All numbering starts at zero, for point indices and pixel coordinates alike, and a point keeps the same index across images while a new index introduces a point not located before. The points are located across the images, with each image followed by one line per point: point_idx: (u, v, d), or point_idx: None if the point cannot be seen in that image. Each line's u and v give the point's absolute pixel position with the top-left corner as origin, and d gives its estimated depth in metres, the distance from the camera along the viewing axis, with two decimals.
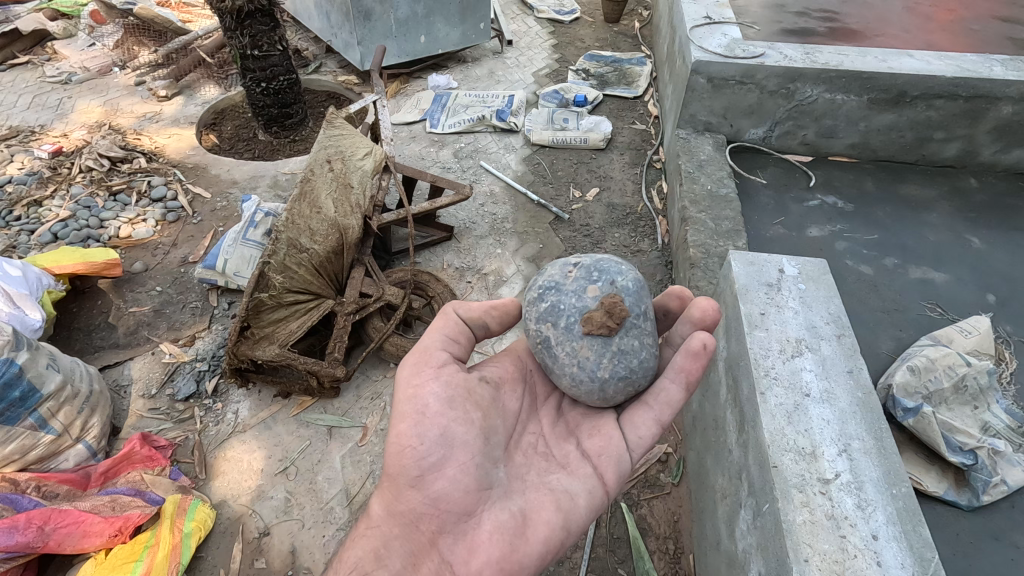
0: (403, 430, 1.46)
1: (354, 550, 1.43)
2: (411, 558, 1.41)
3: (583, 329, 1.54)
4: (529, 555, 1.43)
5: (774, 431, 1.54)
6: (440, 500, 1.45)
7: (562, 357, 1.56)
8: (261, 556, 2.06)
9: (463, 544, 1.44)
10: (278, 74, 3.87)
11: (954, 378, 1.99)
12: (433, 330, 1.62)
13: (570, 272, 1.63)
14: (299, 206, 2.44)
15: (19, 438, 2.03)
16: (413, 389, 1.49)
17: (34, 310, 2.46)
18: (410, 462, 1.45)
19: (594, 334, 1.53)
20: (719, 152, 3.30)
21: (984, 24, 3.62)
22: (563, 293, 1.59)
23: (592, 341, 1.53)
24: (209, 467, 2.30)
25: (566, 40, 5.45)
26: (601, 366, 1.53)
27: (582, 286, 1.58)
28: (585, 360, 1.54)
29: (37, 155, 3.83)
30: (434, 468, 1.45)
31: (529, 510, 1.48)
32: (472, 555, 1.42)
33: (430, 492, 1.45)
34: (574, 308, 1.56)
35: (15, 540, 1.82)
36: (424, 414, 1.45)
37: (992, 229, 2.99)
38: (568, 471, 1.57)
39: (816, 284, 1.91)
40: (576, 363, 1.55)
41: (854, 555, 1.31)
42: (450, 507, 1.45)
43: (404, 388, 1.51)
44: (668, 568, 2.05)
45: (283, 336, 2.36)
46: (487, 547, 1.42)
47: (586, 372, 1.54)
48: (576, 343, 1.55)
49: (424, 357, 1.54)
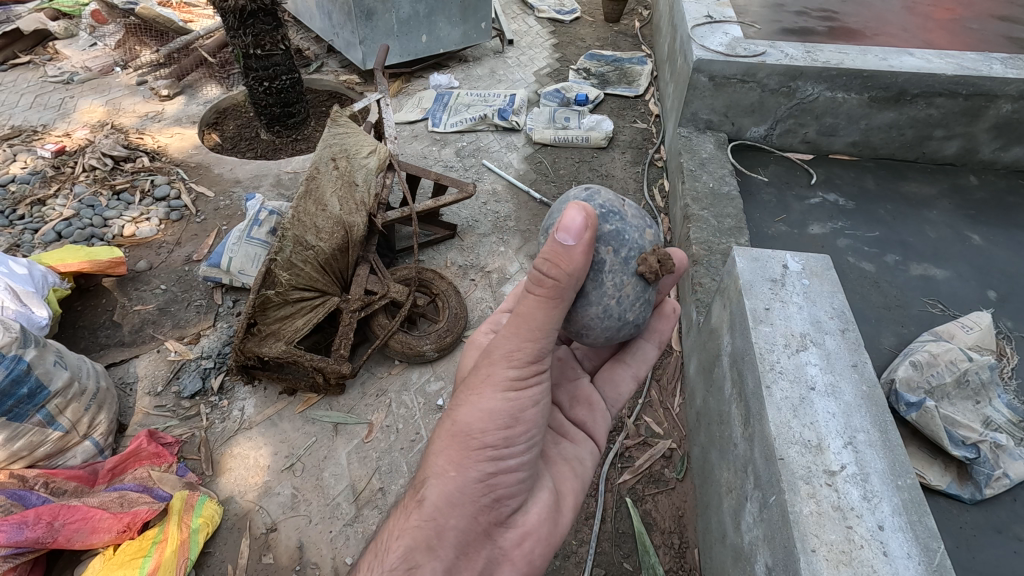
0: (486, 423, 1.28)
1: (400, 542, 1.24)
2: (465, 549, 1.27)
3: (637, 268, 1.48)
4: (565, 526, 1.48)
5: (779, 424, 1.55)
6: (506, 495, 1.33)
7: (607, 286, 1.45)
8: (269, 552, 2.08)
9: (515, 530, 1.37)
10: (281, 74, 3.88)
11: (957, 372, 2.00)
12: (551, 326, 1.30)
13: (627, 207, 1.55)
14: (304, 204, 2.45)
15: (27, 435, 2.03)
16: (518, 387, 1.32)
17: (40, 307, 2.47)
18: (486, 457, 1.29)
19: (643, 275, 1.49)
20: (721, 151, 3.32)
21: (983, 24, 3.65)
22: (626, 225, 1.49)
23: (639, 281, 1.49)
24: (216, 464, 2.31)
25: (567, 40, 5.46)
26: (633, 309, 1.50)
27: (643, 227, 1.52)
28: (626, 297, 1.48)
29: (40, 154, 3.84)
30: (508, 466, 1.32)
31: (558, 487, 1.51)
32: (525, 538, 1.38)
33: (499, 486, 1.32)
34: (635, 243, 1.49)
35: (25, 536, 1.82)
36: (518, 415, 1.32)
37: (993, 226, 3.01)
38: (573, 439, 1.64)
39: (819, 280, 1.92)
40: (617, 296, 1.47)
41: (861, 545, 1.32)
42: (512, 499, 1.35)
43: (496, 386, 1.30)
44: (674, 562, 2.06)
45: (289, 333, 2.38)
46: (537, 528, 1.41)
47: (620, 310, 1.48)
48: (625, 278, 1.47)
49: (535, 363, 1.33)
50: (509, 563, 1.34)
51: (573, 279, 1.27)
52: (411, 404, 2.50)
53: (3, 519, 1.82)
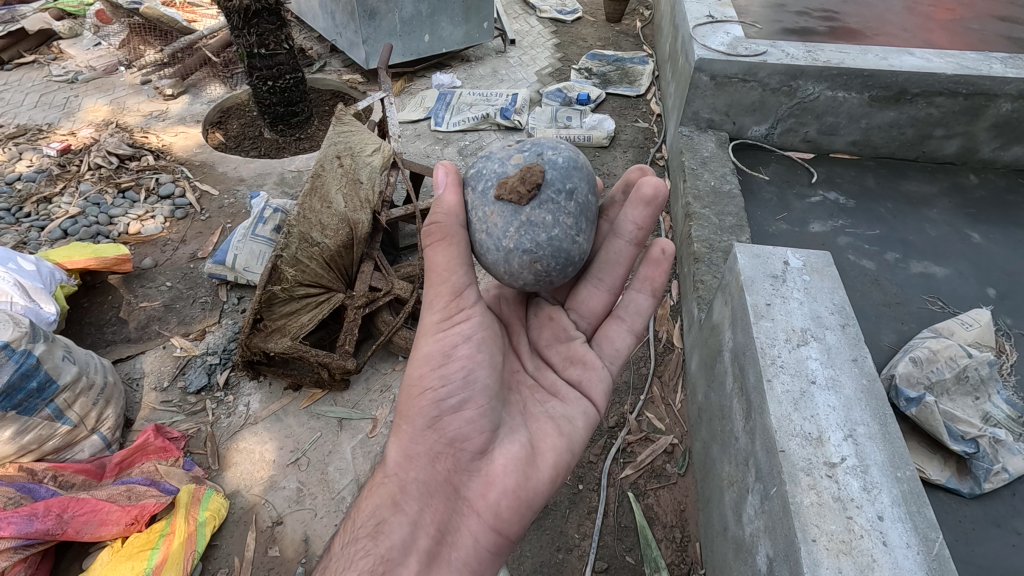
0: (424, 373, 1.44)
1: (370, 500, 1.42)
2: (426, 500, 1.40)
3: (496, 194, 1.52)
4: (542, 481, 1.47)
5: (781, 418, 1.57)
6: (458, 439, 1.42)
7: (473, 222, 1.56)
8: (274, 545, 2.10)
9: (479, 479, 1.43)
10: (285, 73, 3.90)
11: (956, 369, 2.02)
12: (455, 263, 1.44)
13: (507, 146, 1.63)
14: (310, 201, 2.47)
15: (36, 428, 2.05)
16: (443, 331, 1.45)
17: (49, 303, 2.49)
18: (428, 402, 1.43)
19: (505, 200, 1.51)
20: (722, 149, 3.34)
21: (983, 24, 3.67)
22: (492, 160, 1.60)
23: (503, 207, 1.52)
24: (222, 458, 2.33)
25: (569, 40, 5.49)
26: (507, 235, 1.51)
27: (509, 155, 1.57)
28: (494, 226, 1.52)
29: (46, 152, 3.86)
30: (453, 409, 1.42)
31: (536, 441, 1.51)
32: (489, 488, 1.42)
33: (448, 432, 1.42)
34: (494, 174, 1.56)
35: (35, 528, 1.84)
36: (449, 357, 1.43)
37: (993, 224, 3.02)
38: (561, 398, 1.64)
39: (820, 276, 1.94)
40: (485, 228, 1.54)
41: (861, 535, 1.34)
42: (466, 446, 1.43)
43: (426, 336, 1.46)
44: (676, 555, 2.07)
45: (294, 329, 2.40)
46: (503, 479, 1.43)
47: (492, 240, 1.53)
48: (488, 208, 1.54)
49: (456, 300, 1.46)
50: (474, 513, 1.42)
51: (454, 218, 1.47)
52: None
53: (14, 511, 1.85)
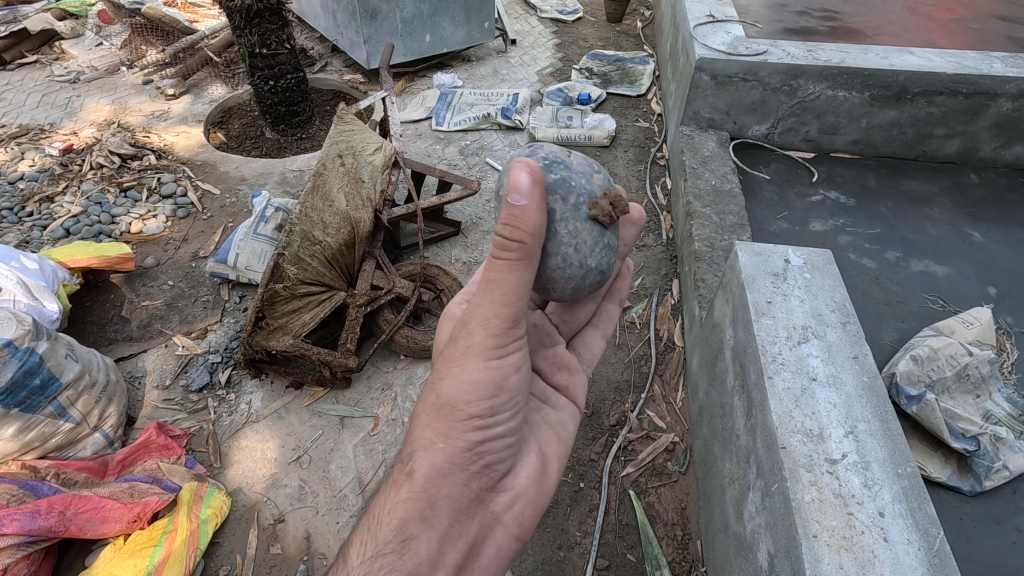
0: (471, 399, 1.29)
1: (392, 511, 1.29)
2: (457, 515, 1.33)
3: (589, 213, 1.44)
4: (549, 488, 1.54)
5: (782, 415, 1.58)
6: (494, 461, 1.38)
7: (560, 234, 1.41)
8: (276, 542, 2.10)
9: (505, 493, 1.42)
10: (287, 73, 3.91)
11: (957, 367, 2.02)
12: (520, 289, 1.24)
13: (569, 156, 1.52)
14: (310, 199, 2.49)
15: (40, 425, 2.06)
16: (497, 360, 1.30)
17: (51, 301, 2.50)
18: (472, 428, 1.31)
19: (597, 220, 1.45)
20: (723, 149, 3.34)
21: (984, 24, 3.67)
22: (570, 171, 1.45)
23: (594, 227, 1.45)
24: (224, 456, 2.33)
25: (570, 40, 5.50)
26: (593, 256, 1.45)
27: (589, 173, 1.49)
28: (583, 244, 1.43)
29: (48, 152, 3.87)
30: (495, 434, 1.36)
31: (543, 450, 1.55)
32: (515, 501, 1.44)
33: (486, 455, 1.35)
34: (584, 188, 1.45)
35: (38, 524, 1.85)
36: (501, 386, 1.32)
37: (993, 223, 3.03)
38: (553, 405, 1.66)
39: (821, 274, 1.95)
40: (574, 244, 1.42)
41: (861, 531, 1.34)
42: (499, 466, 1.40)
43: (477, 360, 1.29)
44: (677, 553, 2.07)
45: (296, 327, 2.40)
46: (525, 492, 1.46)
47: (579, 257, 1.44)
48: (579, 224, 1.43)
49: (513, 329, 1.29)
50: (500, 524, 1.42)
51: (537, 236, 1.21)
52: (416, 398, 2.53)
53: (17, 508, 1.85)
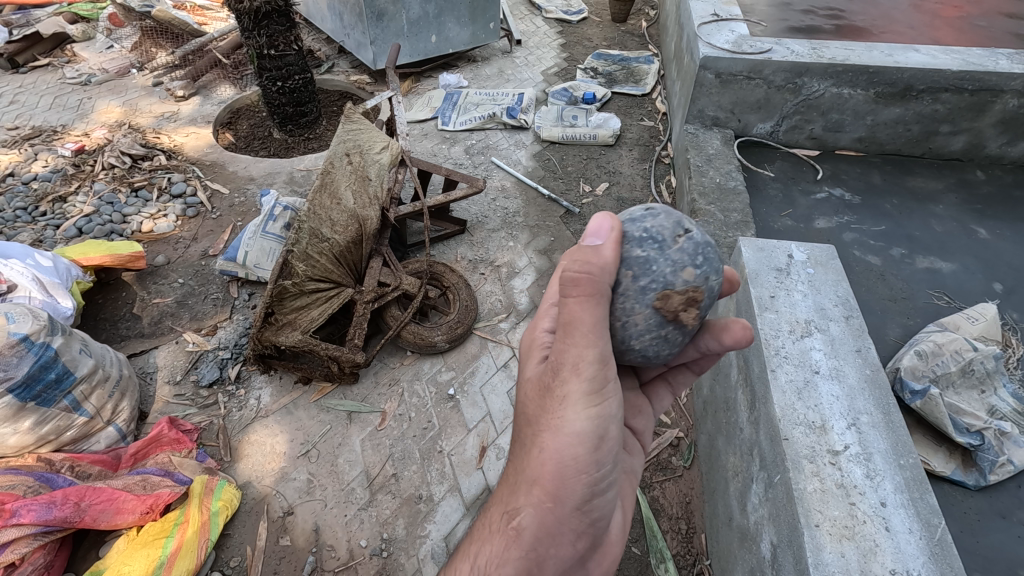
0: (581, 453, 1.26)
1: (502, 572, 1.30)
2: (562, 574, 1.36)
3: (654, 302, 1.33)
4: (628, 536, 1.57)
5: (785, 406, 1.60)
6: (599, 518, 1.38)
7: (615, 305, 1.34)
8: (286, 534, 2.14)
9: (601, 552, 1.46)
10: (294, 74, 3.96)
11: (961, 362, 2.02)
12: (598, 327, 1.21)
13: (677, 235, 1.37)
14: (320, 198, 2.53)
15: (55, 419, 2.11)
16: (598, 407, 1.25)
17: (66, 298, 2.56)
18: (583, 484, 1.29)
19: (660, 311, 1.33)
20: (728, 147, 3.36)
21: (991, 21, 3.66)
22: (663, 255, 1.33)
23: (653, 315, 1.34)
24: (233, 450, 2.37)
25: (574, 39, 5.52)
26: (637, 338, 1.36)
27: (682, 263, 1.33)
28: (632, 323, 1.35)
29: (61, 153, 3.94)
30: (602, 493, 1.35)
31: (625, 501, 1.57)
32: (606, 558, 1.49)
33: (593, 513, 1.35)
34: (662, 275, 1.32)
35: (54, 515, 1.86)
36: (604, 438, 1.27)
37: (999, 220, 3.02)
38: (630, 451, 1.64)
39: (824, 269, 1.97)
40: (623, 319, 1.35)
41: (863, 521, 1.37)
42: (602, 523, 1.40)
43: (582, 407, 1.24)
44: (682, 547, 2.09)
45: (304, 323, 2.43)
46: (616, 548, 1.51)
47: (623, 335, 1.36)
48: (638, 307, 1.33)
49: (605, 369, 1.23)
50: None
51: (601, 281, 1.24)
52: (423, 394, 2.56)
53: (33, 498, 1.88)
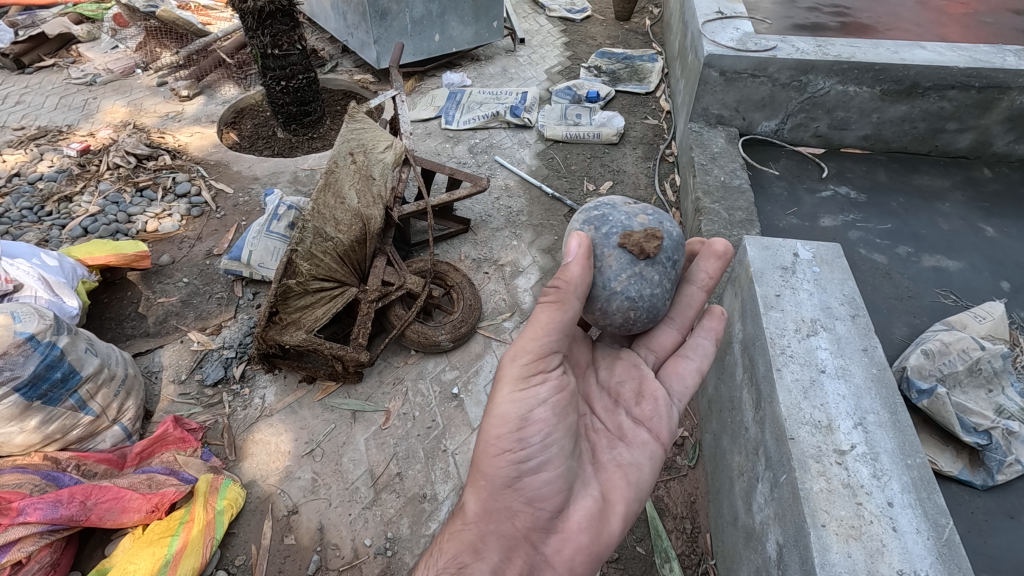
0: (502, 434, 1.45)
1: (450, 543, 1.45)
2: (507, 551, 1.43)
3: (619, 241, 1.60)
4: (613, 532, 1.51)
5: (790, 406, 1.59)
6: (537, 498, 1.45)
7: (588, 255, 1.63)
8: (290, 534, 2.14)
9: (557, 535, 1.46)
10: (298, 74, 3.96)
11: (968, 361, 1.99)
12: (554, 327, 1.46)
13: (628, 203, 1.73)
14: (323, 196, 2.52)
15: (61, 418, 2.11)
16: (520, 393, 1.46)
17: (71, 297, 2.57)
18: (507, 462, 1.44)
19: (627, 249, 1.59)
20: (732, 145, 3.34)
21: (998, 18, 3.63)
22: (616, 211, 1.68)
23: (622, 254, 1.59)
24: (238, 449, 2.38)
25: (578, 38, 5.51)
26: (617, 279, 1.58)
27: (635, 213, 1.66)
28: (608, 266, 1.59)
29: (67, 153, 3.95)
30: (532, 471, 1.44)
31: (606, 492, 1.53)
32: (565, 544, 1.46)
33: (528, 491, 1.45)
34: (619, 223, 1.64)
35: (60, 514, 1.87)
36: (525, 420, 1.44)
37: (1006, 218, 3.00)
38: (628, 442, 1.61)
39: (829, 267, 1.96)
40: (598, 264, 1.60)
41: (870, 521, 1.36)
42: (545, 505, 1.45)
43: (509, 391, 1.46)
44: (686, 546, 2.08)
45: (309, 322, 2.44)
46: (578, 535, 1.47)
47: (600, 278, 1.59)
48: (607, 250, 1.61)
49: (538, 362, 1.47)
50: (550, 568, 1.44)
51: (574, 288, 1.47)
52: (427, 392, 2.56)
53: (39, 497, 1.89)
